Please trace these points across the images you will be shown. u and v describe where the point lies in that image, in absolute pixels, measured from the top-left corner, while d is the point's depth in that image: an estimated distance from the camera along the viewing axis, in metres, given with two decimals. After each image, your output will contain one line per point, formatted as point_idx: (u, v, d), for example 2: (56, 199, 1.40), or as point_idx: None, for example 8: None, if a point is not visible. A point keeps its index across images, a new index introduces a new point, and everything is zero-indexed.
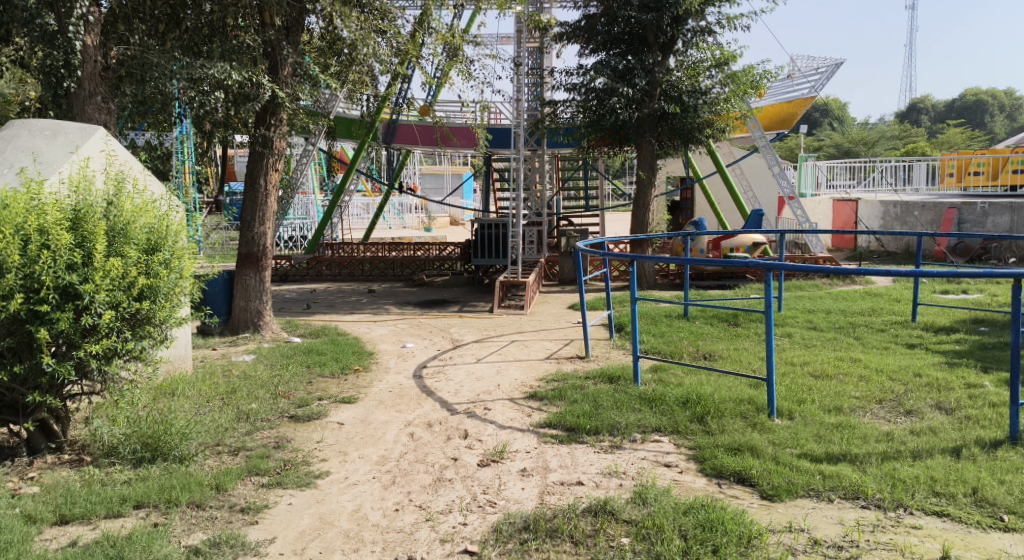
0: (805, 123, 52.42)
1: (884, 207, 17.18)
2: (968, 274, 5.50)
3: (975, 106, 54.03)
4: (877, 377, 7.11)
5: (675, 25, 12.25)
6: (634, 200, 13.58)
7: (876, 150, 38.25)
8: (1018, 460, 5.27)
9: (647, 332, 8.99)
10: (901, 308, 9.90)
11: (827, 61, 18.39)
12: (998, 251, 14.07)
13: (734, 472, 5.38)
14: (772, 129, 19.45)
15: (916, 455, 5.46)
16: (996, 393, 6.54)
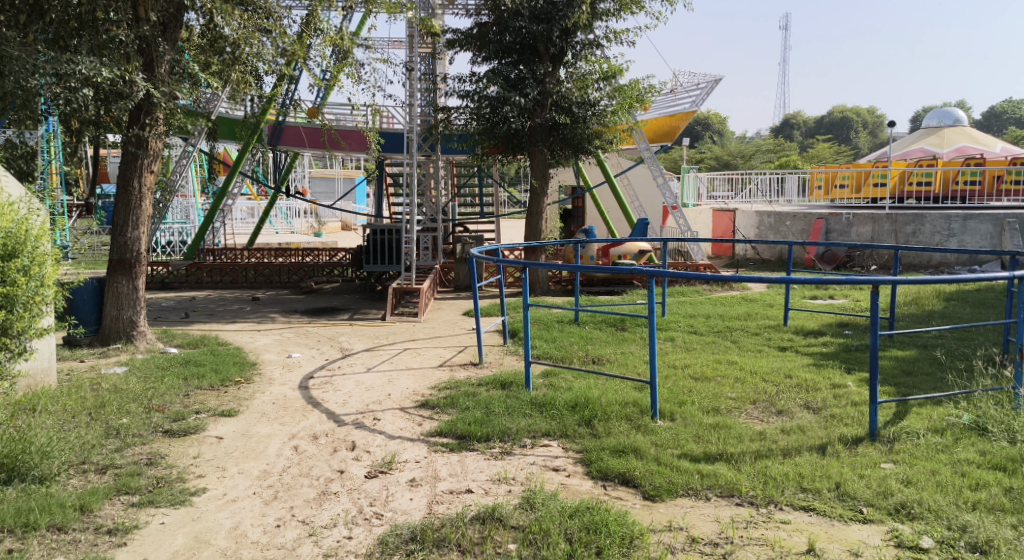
0: (688, 135, 54.68)
1: (759, 217, 18.10)
2: (833, 280, 5.83)
3: (841, 123, 57.86)
4: (752, 379, 7.47)
5: (564, 38, 12.56)
6: (528, 208, 13.71)
7: (752, 163, 40.37)
8: (876, 455, 5.66)
9: (538, 338, 9.10)
10: (774, 313, 10.47)
11: (708, 78, 19.16)
12: (861, 259, 15.18)
13: (618, 474, 5.52)
14: (657, 141, 20.17)
15: (786, 453, 5.77)
16: (858, 392, 7.00)
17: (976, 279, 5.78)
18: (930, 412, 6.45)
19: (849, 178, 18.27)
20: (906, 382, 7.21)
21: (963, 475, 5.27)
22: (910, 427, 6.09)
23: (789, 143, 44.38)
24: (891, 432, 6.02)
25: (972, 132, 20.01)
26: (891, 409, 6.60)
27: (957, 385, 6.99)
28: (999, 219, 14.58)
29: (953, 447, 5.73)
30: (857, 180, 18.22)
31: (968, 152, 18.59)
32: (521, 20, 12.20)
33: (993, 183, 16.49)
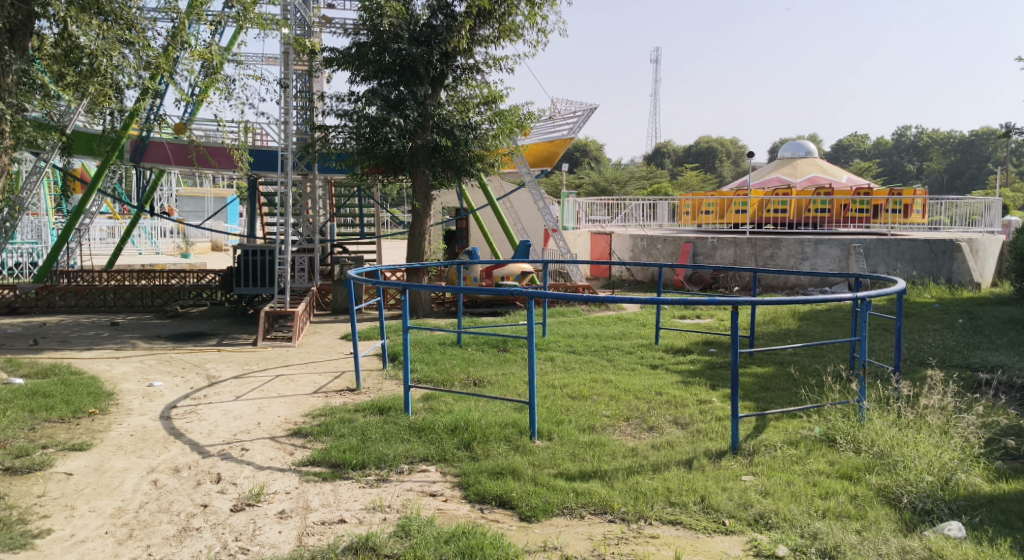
0: (567, 161, 56.18)
1: (633, 240, 18.74)
2: (699, 302, 6.07)
3: (708, 152, 61.18)
4: (626, 396, 7.70)
5: (443, 61, 12.68)
6: (410, 228, 13.66)
7: (627, 189, 41.93)
8: (738, 468, 5.96)
9: (419, 361, 9.03)
10: (646, 332, 10.87)
11: (581, 106, 20.05)
12: (725, 280, 16.08)
13: (495, 496, 5.54)
14: (537, 167, 20.70)
15: (656, 468, 5.97)
16: (721, 408, 7.36)
17: (825, 300, 6.18)
18: (785, 425, 6.87)
19: (714, 206, 19.32)
20: (765, 397, 7.65)
21: (815, 485, 5.63)
22: (768, 440, 6.46)
23: (661, 170, 46.44)
24: (751, 445, 6.35)
25: (823, 164, 21.51)
26: (751, 423, 6.98)
27: (809, 399, 7.49)
28: (846, 244, 15.90)
29: (806, 458, 6.12)
30: (721, 209, 19.30)
31: (818, 183, 20.02)
32: (400, 42, 12.19)
33: (840, 211, 17.95)
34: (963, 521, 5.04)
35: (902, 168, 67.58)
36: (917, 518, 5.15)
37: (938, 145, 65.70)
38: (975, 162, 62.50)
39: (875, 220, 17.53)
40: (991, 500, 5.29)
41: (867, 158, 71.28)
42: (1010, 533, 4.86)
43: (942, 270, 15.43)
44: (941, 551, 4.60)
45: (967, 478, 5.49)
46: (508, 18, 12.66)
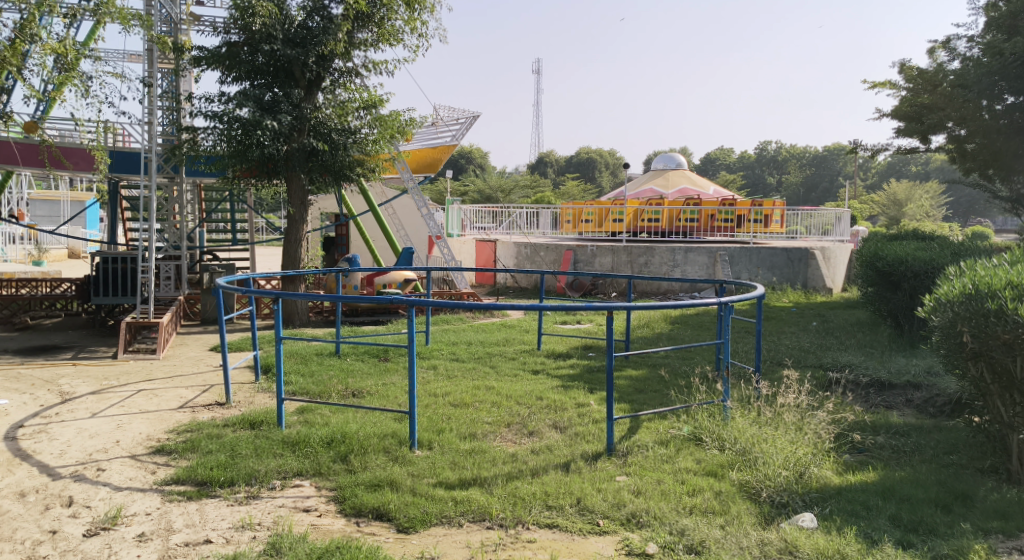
0: (451, 168, 56.24)
1: (517, 247, 18.93)
2: (579, 308, 6.12)
3: (587, 163, 62.84)
4: (507, 402, 7.75)
5: (320, 63, 12.41)
6: (285, 234, 13.29)
7: (511, 198, 42.41)
8: (612, 469, 6.12)
9: (295, 373, 8.76)
10: (529, 338, 11.01)
11: (464, 114, 20.19)
12: (604, 287, 16.60)
13: (372, 509, 5.44)
14: (419, 173, 20.65)
15: (534, 472, 6.04)
16: (598, 410, 7.55)
17: (694, 304, 6.40)
18: (657, 426, 7.13)
19: (593, 215, 19.87)
20: (638, 399, 7.91)
21: (683, 483, 5.87)
22: (640, 441, 6.67)
23: (543, 179, 47.30)
24: (625, 446, 6.54)
25: (692, 175, 22.57)
26: (625, 424, 7.20)
27: (679, 400, 7.80)
28: (712, 252, 16.73)
29: (676, 457, 6.36)
30: (599, 217, 19.78)
31: (688, 194, 20.97)
32: (274, 42, 11.90)
33: (707, 220, 18.83)
34: (815, 513, 5.37)
35: (765, 181, 71.72)
36: (775, 511, 5.46)
37: (794, 159, 70.86)
38: (826, 175, 69.10)
39: (738, 229, 18.60)
40: (839, 491, 5.67)
41: (734, 170, 75.33)
42: (856, 521, 5.22)
43: (798, 276, 16.46)
44: (795, 542, 4.88)
45: (819, 472, 5.89)
46: (387, 23, 12.61)
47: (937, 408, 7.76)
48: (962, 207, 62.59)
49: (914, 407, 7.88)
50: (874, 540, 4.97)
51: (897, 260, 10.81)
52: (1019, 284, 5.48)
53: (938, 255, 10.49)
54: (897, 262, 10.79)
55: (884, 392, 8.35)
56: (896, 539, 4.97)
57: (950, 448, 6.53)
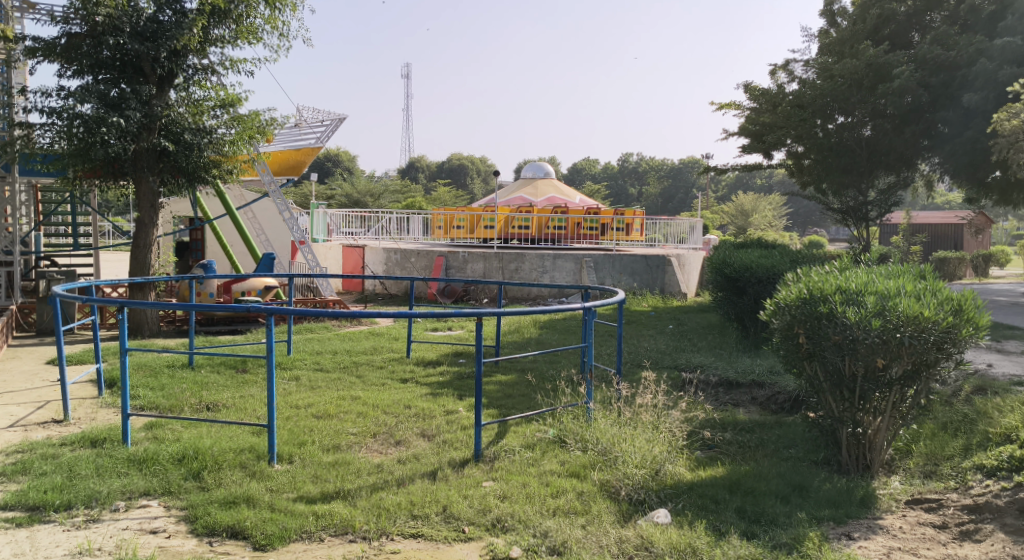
0: (318, 171, 54.90)
1: (386, 254, 18.67)
2: (450, 313, 6.05)
3: (459, 169, 63.19)
4: (373, 412, 7.60)
5: (172, 59, 11.76)
6: (134, 239, 12.50)
7: (381, 202, 41.91)
8: (479, 475, 6.13)
9: (143, 387, 8.23)
10: (397, 345, 10.88)
11: (330, 116, 19.98)
12: (475, 293, 16.72)
13: (227, 527, 5.20)
14: (281, 175, 19.95)
15: (400, 482, 5.95)
16: (467, 416, 7.54)
17: (561, 309, 6.49)
18: (523, 430, 7.21)
19: (465, 221, 19.98)
20: (506, 403, 8.00)
21: (547, 485, 5.97)
22: (507, 445, 6.73)
23: (413, 184, 47.03)
24: (492, 451, 6.58)
25: (559, 184, 23.10)
26: (493, 429, 7.22)
27: (545, 403, 7.94)
28: (579, 259, 17.28)
29: (541, 460, 6.47)
30: (471, 223, 19.93)
31: (556, 202, 21.46)
32: (120, 35, 11.20)
33: (574, 229, 19.31)
34: (669, 508, 5.63)
35: (626, 191, 75.88)
36: (632, 509, 5.67)
37: (653, 171, 74.32)
38: (682, 187, 72.92)
39: (603, 238, 19.17)
40: (692, 486, 5.97)
41: (599, 181, 78.09)
42: (706, 514, 5.50)
43: (656, 282, 17.21)
44: (650, 537, 5.08)
45: (674, 468, 6.18)
46: (246, 19, 12.17)
47: (778, 405, 8.34)
48: (801, 218, 67.97)
49: (758, 404, 8.43)
50: (721, 532, 5.26)
51: (743, 267, 11.52)
52: (848, 289, 5.99)
53: (779, 262, 11.28)
54: (743, 269, 11.51)
55: (732, 391, 8.88)
56: (741, 530, 5.27)
57: (789, 443, 7.03)
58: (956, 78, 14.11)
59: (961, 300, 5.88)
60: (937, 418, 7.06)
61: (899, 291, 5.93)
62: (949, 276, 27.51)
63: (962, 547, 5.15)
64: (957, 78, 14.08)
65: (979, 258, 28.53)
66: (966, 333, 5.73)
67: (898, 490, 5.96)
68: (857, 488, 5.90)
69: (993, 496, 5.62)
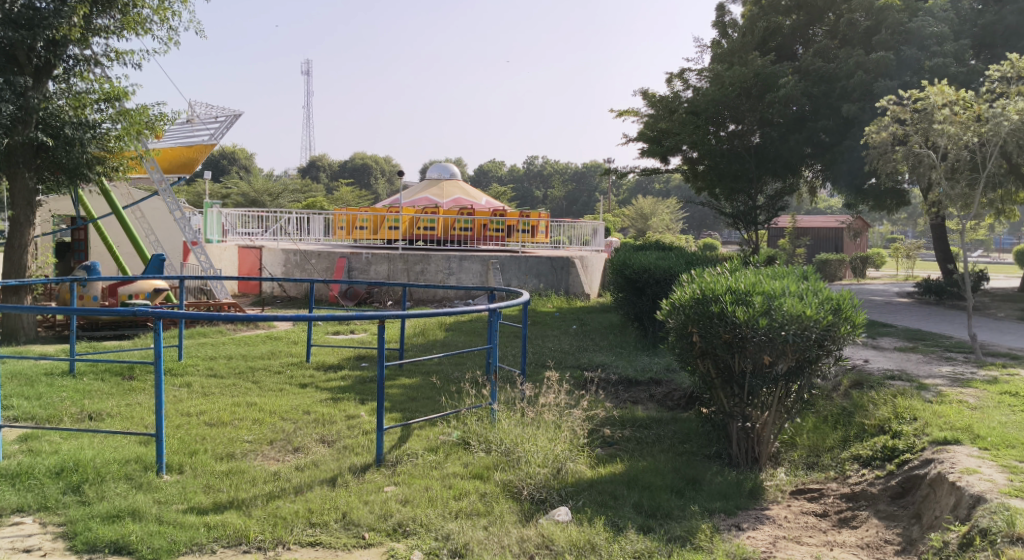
0: (213, 169, 52.89)
1: (285, 255, 18.21)
2: (354, 317, 5.92)
3: (362, 168, 62.27)
4: (270, 419, 7.36)
5: (50, 49, 11.12)
6: (7, 239, 11.70)
7: (279, 202, 40.83)
8: (380, 480, 6.03)
9: (17, 397, 7.69)
10: (296, 349, 10.59)
11: (225, 112, 19.34)
12: (379, 295, 16.50)
13: (109, 542, 4.93)
14: (172, 173, 19.18)
15: (298, 489, 5.80)
16: (368, 421, 7.42)
17: (468, 311, 6.44)
18: (427, 433, 7.15)
19: (368, 221, 19.72)
20: (410, 407, 7.92)
21: (450, 487, 5.95)
22: (410, 449, 6.65)
23: (314, 184, 46.04)
24: (394, 455, 6.49)
25: (465, 185, 23.05)
26: (395, 434, 7.12)
27: (449, 405, 7.90)
28: (485, 260, 17.31)
29: (444, 463, 6.44)
30: (374, 224, 19.70)
31: (462, 204, 21.44)
32: None
33: (481, 230, 19.32)
34: (570, 506, 5.71)
35: (531, 194, 76.67)
36: (534, 508, 5.72)
37: (557, 174, 75.57)
38: (585, 190, 74.37)
39: (509, 240, 19.40)
40: (591, 483, 6.09)
41: (504, 183, 78.66)
42: (605, 511, 5.61)
43: (561, 283, 17.41)
44: (551, 536, 5.14)
45: (575, 466, 6.27)
46: (132, 10, 11.64)
47: (675, 402, 8.59)
48: (696, 221, 70.88)
49: (656, 401, 8.67)
50: (619, 527, 5.37)
51: (642, 268, 11.85)
52: (737, 289, 6.22)
53: (675, 263, 11.66)
54: (642, 271, 11.82)
55: (631, 389, 9.09)
56: (638, 525, 5.41)
57: (684, 438, 7.28)
58: (834, 89, 15.06)
59: (839, 300, 6.27)
60: (820, 411, 7.45)
61: (784, 291, 6.23)
62: (830, 276, 29.11)
63: (840, 534, 5.48)
64: (836, 89, 14.99)
65: (857, 260, 30.39)
66: (845, 330, 6.10)
67: (783, 482, 6.27)
68: (746, 480, 6.16)
69: (868, 484, 6.09)
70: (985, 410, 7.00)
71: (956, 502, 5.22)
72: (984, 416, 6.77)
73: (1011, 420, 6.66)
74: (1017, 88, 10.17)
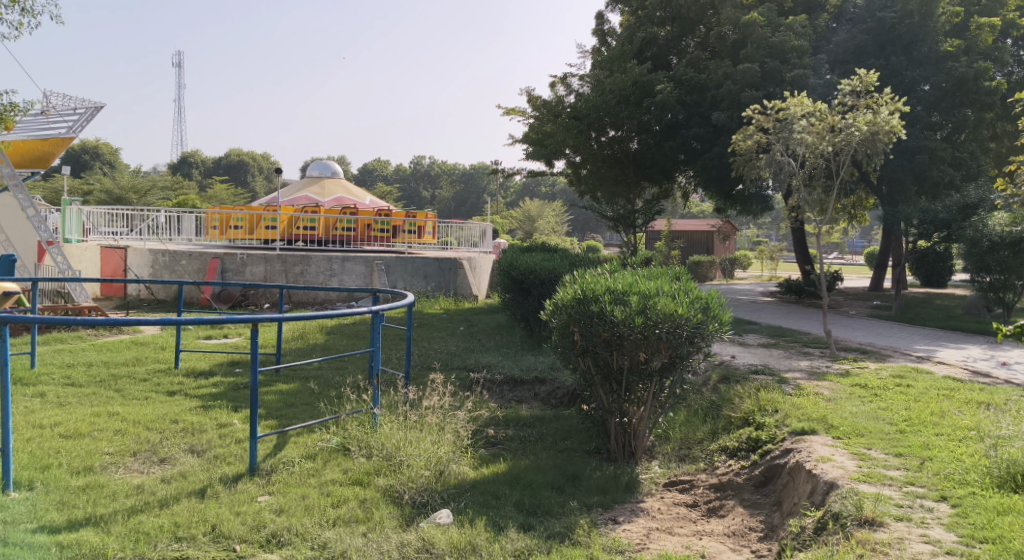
0: (72, 164, 49.51)
1: (153, 255, 17.27)
2: (229, 320, 5.63)
3: (238, 165, 60.03)
4: (133, 429, 6.94)
5: None
6: None
7: (147, 199, 38.79)
8: (254, 490, 5.81)
9: None
10: (164, 355, 10.05)
11: (84, 104, 18.17)
12: (255, 297, 15.93)
13: None
14: (25, 167, 17.94)
15: (163, 503, 5.50)
16: (242, 429, 7.13)
17: (352, 313, 6.22)
18: (305, 439, 6.95)
19: (243, 220, 18.67)
20: (287, 413, 7.67)
21: (328, 495, 5.80)
22: (286, 457, 6.44)
23: (186, 181, 44.00)
24: (269, 464, 6.26)
25: (348, 184, 22.67)
26: (271, 441, 6.88)
27: (328, 411, 7.71)
28: (369, 261, 17.02)
29: (322, 470, 6.27)
30: (250, 223, 18.78)
31: (345, 203, 21.04)
32: None
33: (364, 230, 18.92)
34: (451, 508, 5.68)
35: (418, 194, 76.21)
36: (415, 512, 5.66)
37: (444, 174, 75.64)
38: (473, 191, 74.71)
39: (394, 240, 19.16)
40: (474, 484, 6.10)
41: (389, 182, 77.94)
42: (486, 511, 5.62)
43: (448, 284, 17.40)
44: (431, 539, 5.09)
45: (457, 468, 6.27)
46: None
47: (558, 400, 8.78)
48: (580, 223, 72.76)
49: (540, 400, 8.83)
50: (500, 527, 5.39)
51: (527, 269, 12.00)
52: (615, 289, 6.38)
53: (559, 264, 11.88)
54: (528, 272, 11.97)
55: (517, 388, 9.18)
56: (518, 523, 5.45)
57: (565, 435, 7.42)
58: (705, 99, 15.96)
59: (708, 299, 6.55)
60: (691, 405, 7.80)
61: (658, 291, 6.44)
62: (702, 277, 30.44)
63: (709, 523, 5.74)
64: (707, 98, 15.84)
65: (726, 261, 32.02)
66: (713, 328, 6.39)
67: (657, 474, 6.50)
68: (622, 474, 6.34)
69: (734, 474, 6.42)
70: (839, 401, 7.52)
71: (812, 489, 5.56)
72: (836, 407, 7.26)
73: (860, 410, 7.18)
74: (868, 101, 10.94)
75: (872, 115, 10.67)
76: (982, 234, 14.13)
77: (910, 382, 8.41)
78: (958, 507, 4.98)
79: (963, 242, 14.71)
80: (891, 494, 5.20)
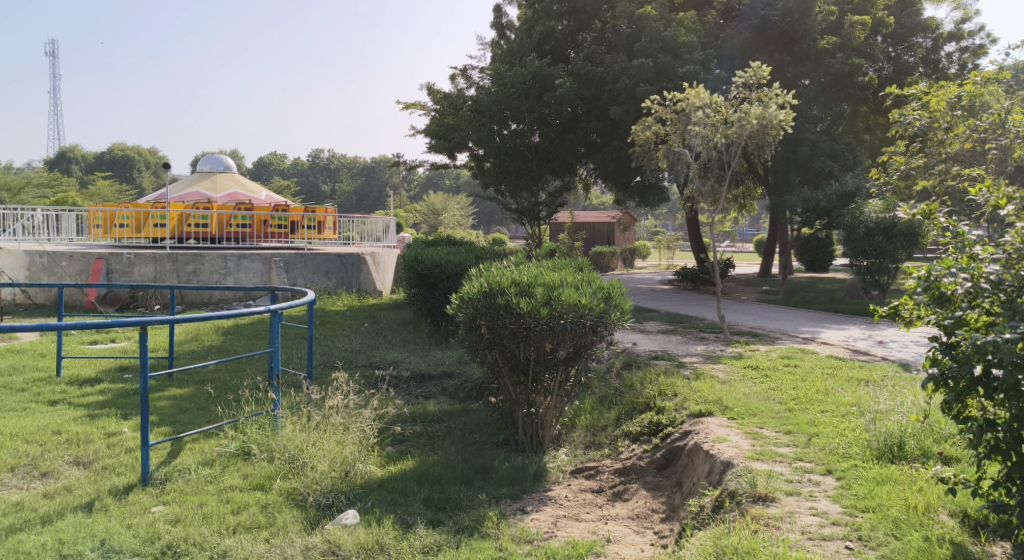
0: None
1: (27, 257, 16.14)
2: (121, 323, 5.30)
3: (123, 160, 57.15)
4: (10, 442, 6.50)
5: None
6: None
7: (21, 197, 36.35)
8: (147, 500, 5.55)
9: None
10: (45, 363, 9.46)
11: None
12: (145, 299, 15.17)
13: None
14: None
15: (46, 519, 5.18)
16: (132, 437, 6.78)
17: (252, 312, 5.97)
18: (201, 445, 6.69)
19: (129, 218, 17.69)
20: (182, 420, 7.35)
21: (227, 502, 5.60)
22: (181, 464, 6.17)
23: (62, 175, 41.53)
24: (162, 473, 5.99)
25: (240, 179, 21.90)
26: (164, 449, 6.59)
27: (226, 415, 7.44)
28: (267, 258, 16.54)
29: (221, 476, 6.04)
30: (136, 220, 17.85)
31: (238, 199, 20.29)
32: None
33: (261, 226, 18.65)
34: (357, 508, 5.57)
35: (318, 188, 74.61)
36: (320, 514, 5.52)
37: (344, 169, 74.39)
38: (374, 185, 73.78)
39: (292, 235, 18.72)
40: (380, 483, 6.01)
41: (286, 177, 76.04)
42: (393, 509, 5.54)
43: (351, 280, 17.09)
44: (336, 541, 4.97)
45: (364, 467, 6.16)
46: None
47: (466, 393, 8.77)
48: (484, 216, 72.96)
49: (448, 394, 8.81)
50: (408, 524, 5.34)
51: (433, 263, 11.92)
52: (521, 282, 6.40)
53: (464, 258, 11.84)
54: (433, 266, 11.90)
55: (423, 384, 9.12)
56: (427, 519, 5.42)
57: (473, 428, 7.44)
58: (603, 92, 16.25)
59: (609, 289, 6.67)
60: (595, 392, 7.97)
61: (563, 282, 6.52)
62: (603, 268, 31.06)
63: (614, 508, 5.88)
64: (605, 92, 16.14)
65: (626, 251, 32.75)
66: (615, 317, 6.52)
67: (564, 462, 6.62)
68: (530, 464, 6.41)
69: (637, 458, 6.60)
70: (733, 383, 7.84)
71: (709, 469, 5.78)
72: (731, 389, 7.56)
73: (753, 391, 7.51)
74: (758, 94, 11.37)
75: (761, 108, 11.08)
76: (859, 221, 15.02)
77: (798, 362, 8.89)
78: (842, 479, 5.28)
79: (843, 229, 15.54)
80: (782, 470, 5.47)
